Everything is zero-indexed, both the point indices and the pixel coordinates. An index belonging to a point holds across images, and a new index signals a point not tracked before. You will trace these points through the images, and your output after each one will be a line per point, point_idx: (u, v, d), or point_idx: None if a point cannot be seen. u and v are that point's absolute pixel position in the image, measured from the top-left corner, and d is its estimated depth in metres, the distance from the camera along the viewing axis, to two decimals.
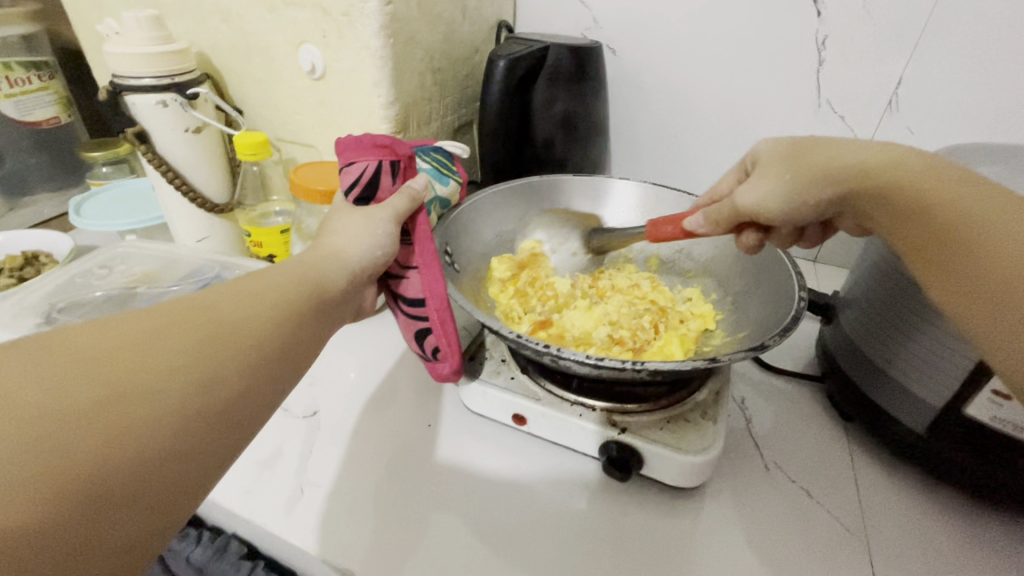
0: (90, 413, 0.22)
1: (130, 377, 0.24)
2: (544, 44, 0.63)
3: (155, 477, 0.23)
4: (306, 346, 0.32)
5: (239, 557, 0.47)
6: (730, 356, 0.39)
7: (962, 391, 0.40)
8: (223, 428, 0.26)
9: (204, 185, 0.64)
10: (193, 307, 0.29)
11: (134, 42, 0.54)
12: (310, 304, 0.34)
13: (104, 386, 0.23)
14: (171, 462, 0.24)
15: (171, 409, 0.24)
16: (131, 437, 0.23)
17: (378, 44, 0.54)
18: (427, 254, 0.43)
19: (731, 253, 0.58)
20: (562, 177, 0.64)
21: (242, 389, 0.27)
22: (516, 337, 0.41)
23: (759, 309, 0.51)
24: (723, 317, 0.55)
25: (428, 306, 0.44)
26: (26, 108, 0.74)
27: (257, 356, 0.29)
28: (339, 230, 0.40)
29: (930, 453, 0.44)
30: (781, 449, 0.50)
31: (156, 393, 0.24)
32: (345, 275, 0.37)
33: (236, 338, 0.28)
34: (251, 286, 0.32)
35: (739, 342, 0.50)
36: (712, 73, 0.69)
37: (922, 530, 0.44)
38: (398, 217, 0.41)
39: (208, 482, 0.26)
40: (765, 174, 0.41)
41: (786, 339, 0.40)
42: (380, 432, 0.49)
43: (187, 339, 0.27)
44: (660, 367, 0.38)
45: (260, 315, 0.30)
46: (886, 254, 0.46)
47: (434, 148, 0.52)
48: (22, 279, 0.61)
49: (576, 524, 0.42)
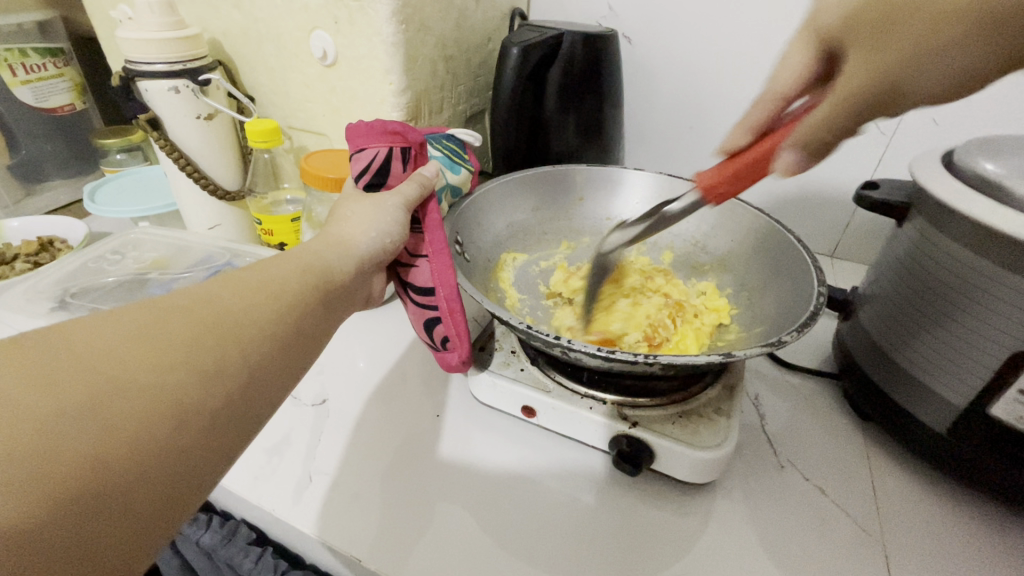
0: (83, 409, 0.21)
1: (125, 372, 0.23)
2: (558, 31, 0.62)
3: (154, 475, 0.23)
4: (311, 337, 0.32)
5: (248, 542, 0.47)
6: (746, 351, 0.38)
7: (987, 389, 0.38)
8: (226, 421, 0.26)
9: (216, 172, 0.64)
10: (190, 299, 0.28)
11: (146, 27, 0.54)
12: (313, 293, 0.33)
13: (99, 382, 0.22)
14: (173, 458, 0.23)
15: (170, 403, 0.24)
16: (127, 435, 0.22)
17: (391, 30, 0.53)
18: (437, 242, 0.43)
19: (748, 247, 0.57)
20: (578, 167, 0.63)
21: (245, 382, 0.27)
22: (526, 327, 0.40)
23: (778, 300, 0.49)
24: (738, 312, 0.54)
25: (437, 295, 0.43)
26: (42, 94, 0.75)
27: (260, 348, 0.28)
28: (349, 217, 0.39)
29: (950, 454, 0.43)
30: (795, 446, 0.49)
31: (153, 388, 0.23)
32: (350, 264, 0.37)
33: (237, 330, 0.28)
34: (251, 275, 0.31)
35: (756, 336, 0.49)
36: (730, 61, 0.67)
37: (941, 532, 0.43)
38: (409, 204, 0.41)
39: (210, 476, 0.25)
40: (878, 41, 0.29)
41: (804, 335, 0.39)
42: (388, 421, 0.49)
43: (185, 332, 0.26)
44: (671, 360, 0.37)
45: (262, 306, 0.30)
46: (908, 249, 0.45)
47: (444, 135, 0.51)
48: (38, 264, 0.62)
49: (585, 517, 0.42)
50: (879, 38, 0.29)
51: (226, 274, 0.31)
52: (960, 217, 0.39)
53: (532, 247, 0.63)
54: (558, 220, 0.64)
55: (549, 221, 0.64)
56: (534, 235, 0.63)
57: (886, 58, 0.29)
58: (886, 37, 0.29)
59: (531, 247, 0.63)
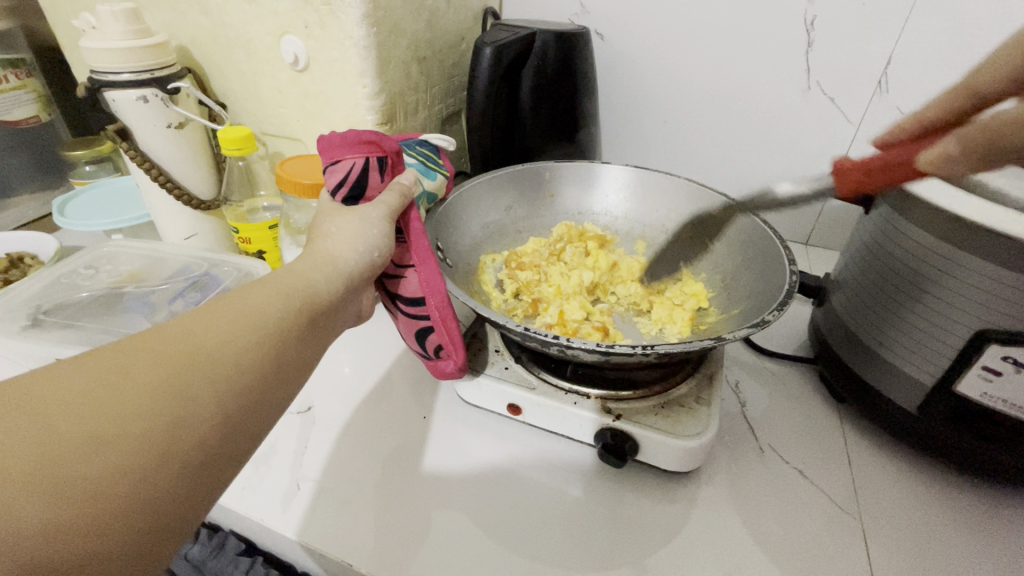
0: (37, 473, 0.20)
1: (84, 428, 0.22)
2: (530, 30, 0.62)
3: (119, 532, 0.22)
4: (295, 365, 0.30)
5: (237, 553, 0.47)
6: (734, 332, 0.40)
7: (952, 367, 0.40)
8: (200, 465, 0.25)
9: (189, 182, 0.63)
10: (162, 338, 0.26)
11: (111, 36, 0.53)
12: (299, 317, 0.32)
13: (55, 440, 0.21)
14: (139, 512, 0.22)
15: (134, 456, 0.22)
16: (83, 498, 0.21)
17: (362, 33, 0.53)
18: (422, 251, 0.42)
19: (716, 233, 0.59)
20: (551, 163, 0.63)
21: (220, 422, 0.26)
22: (521, 328, 0.41)
23: (752, 284, 0.51)
24: (714, 295, 0.56)
25: (427, 304, 0.44)
26: (4, 107, 0.73)
27: (236, 384, 0.27)
28: (333, 232, 0.38)
29: (922, 432, 0.44)
30: (774, 431, 0.50)
31: (114, 440, 0.22)
32: (338, 283, 0.35)
33: (210, 366, 0.26)
34: (230, 304, 0.30)
35: (734, 319, 0.50)
36: (700, 57, 0.68)
37: (914, 506, 0.44)
38: (392, 214, 0.40)
39: (184, 524, 0.24)
40: None
41: (784, 313, 0.41)
42: (374, 425, 0.49)
43: (153, 374, 0.24)
44: (669, 349, 0.38)
45: (240, 337, 0.28)
46: (874, 236, 0.46)
47: (418, 141, 0.50)
48: (7, 282, 0.61)
49: (572, 510, 0.43)
50: None
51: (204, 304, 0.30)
52: (926, 204, 0.40)
53: (509, 247, 0.63)
54: (532, 218, 0.65)
55: (522, 220, 0.65)
56: (509, 235, 0.64)
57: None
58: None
59: (508, 247, 0.63)
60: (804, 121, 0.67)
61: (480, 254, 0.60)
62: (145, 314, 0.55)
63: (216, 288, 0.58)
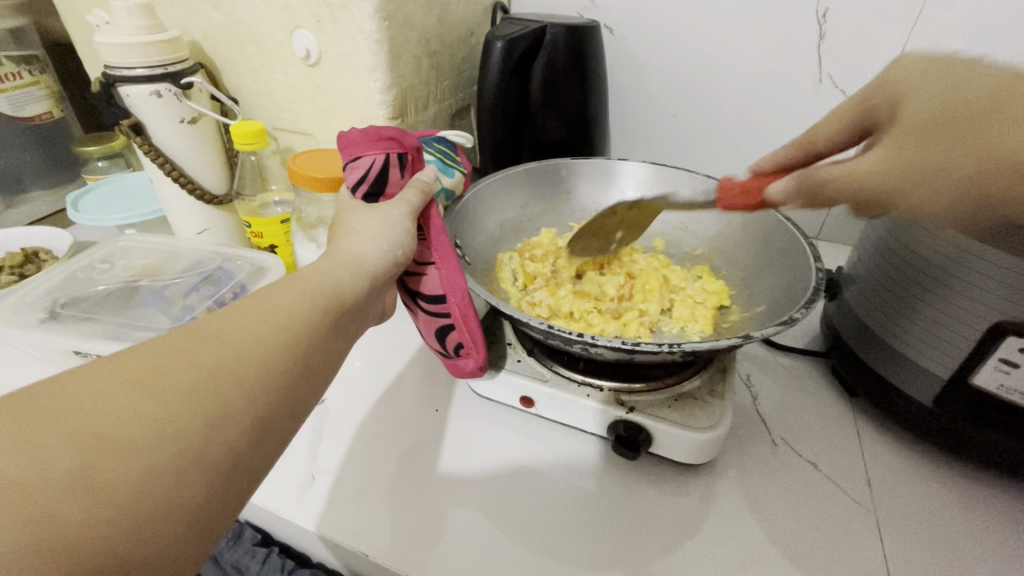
0: (71, 476, 0.21)
1: (116, 431, 0.22)
2: (541, 24, 0.62)
3: (152, 535, 0.22)
4: (320, 366, 0.30)
5: (254, 543, 0.48)
6: (761, 331, 0.39)
7: (967, 361, 0.40)
8: (229, 468, 0.25)
9: (202, 177, 0.64)
10: (193, 339, 0.26)
11: (125, 31, 0.53)
12: (326, 318, 0.32)
13: (91, 444, 0.21)
14: (172, 514, 0.23)
15: (166, 459, 0.23)
16: (116, 501, 0.21)
17: (373, 27, 0.53)
18: (443, 248, 0.43)
19: (735, 230, 0.60)
20: (567, 161, 0.63)
21: (248, 427, 0.26)
22: (544, 327, 0.41)
23: (776, 281, 0.51)
24: (736, 293, 0.56)
25: (447, 302, 0.44)
26: (18, 103, 0.73)
27: (264, 387, 0.27)
28: (356, 231, 0.38)
29: (939, 426, 0.44)
30: (787, 424, 0.50)
31: (148, 442, 0.22)
32: (361, 282, 0.36)
33: (238, 368, 0.26)
34: (257, 304, 0.30)
35: (759, 316, 0.51)
36: (711, 49, 0.68)
37: (928, 499, 0.44)
38: (413, 212, 0.41)
39: (214, 526, 0.24)
40: (912, 137, 0.31)
41: (812, 312, 0.41)
42: (388, 419, 0.49)
43: (184, 376, 0.25)
44: (696, 347, 0.38)
45: (267, 338, 0.28)
46: (888, 232, 0.46)
47: (436, 139, 0.50)
48: (23, 277, 0.61)
49: (585, 503, 0.43)
50: (915, 138, 0.31)
51: (231, 304, 0.30)
52: None
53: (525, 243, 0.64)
54: (549, 215, 0.66)
55: (538, 217, 0.65)
56: (526, 230, 0.64)
57: (912, 156, 0.31)
58: (923, 146, 0.30)
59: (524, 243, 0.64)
60: (814, 115, 0.67)
61: (497, 250, 0.61)
62: (160, 307, 0.56)
63: (229, 282, 0.58)
